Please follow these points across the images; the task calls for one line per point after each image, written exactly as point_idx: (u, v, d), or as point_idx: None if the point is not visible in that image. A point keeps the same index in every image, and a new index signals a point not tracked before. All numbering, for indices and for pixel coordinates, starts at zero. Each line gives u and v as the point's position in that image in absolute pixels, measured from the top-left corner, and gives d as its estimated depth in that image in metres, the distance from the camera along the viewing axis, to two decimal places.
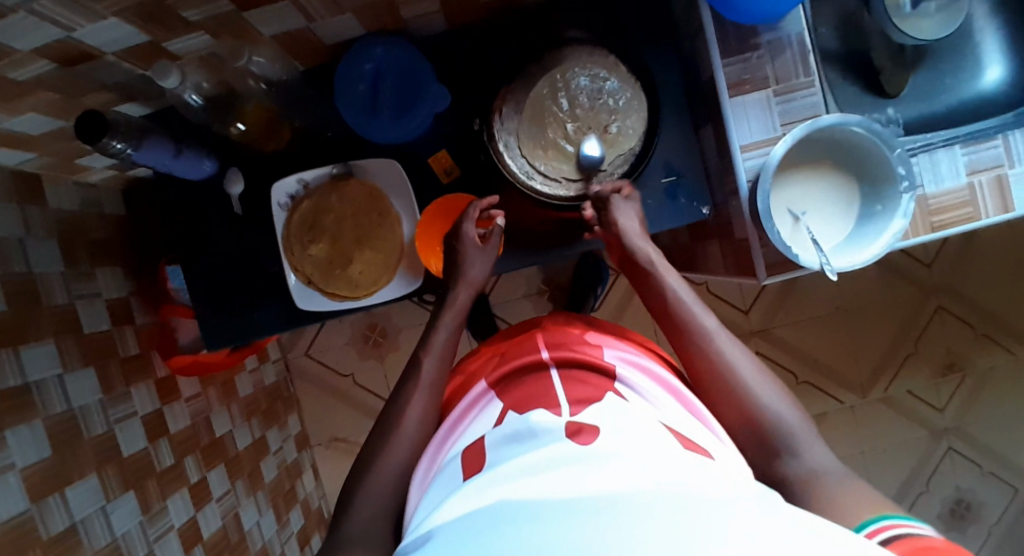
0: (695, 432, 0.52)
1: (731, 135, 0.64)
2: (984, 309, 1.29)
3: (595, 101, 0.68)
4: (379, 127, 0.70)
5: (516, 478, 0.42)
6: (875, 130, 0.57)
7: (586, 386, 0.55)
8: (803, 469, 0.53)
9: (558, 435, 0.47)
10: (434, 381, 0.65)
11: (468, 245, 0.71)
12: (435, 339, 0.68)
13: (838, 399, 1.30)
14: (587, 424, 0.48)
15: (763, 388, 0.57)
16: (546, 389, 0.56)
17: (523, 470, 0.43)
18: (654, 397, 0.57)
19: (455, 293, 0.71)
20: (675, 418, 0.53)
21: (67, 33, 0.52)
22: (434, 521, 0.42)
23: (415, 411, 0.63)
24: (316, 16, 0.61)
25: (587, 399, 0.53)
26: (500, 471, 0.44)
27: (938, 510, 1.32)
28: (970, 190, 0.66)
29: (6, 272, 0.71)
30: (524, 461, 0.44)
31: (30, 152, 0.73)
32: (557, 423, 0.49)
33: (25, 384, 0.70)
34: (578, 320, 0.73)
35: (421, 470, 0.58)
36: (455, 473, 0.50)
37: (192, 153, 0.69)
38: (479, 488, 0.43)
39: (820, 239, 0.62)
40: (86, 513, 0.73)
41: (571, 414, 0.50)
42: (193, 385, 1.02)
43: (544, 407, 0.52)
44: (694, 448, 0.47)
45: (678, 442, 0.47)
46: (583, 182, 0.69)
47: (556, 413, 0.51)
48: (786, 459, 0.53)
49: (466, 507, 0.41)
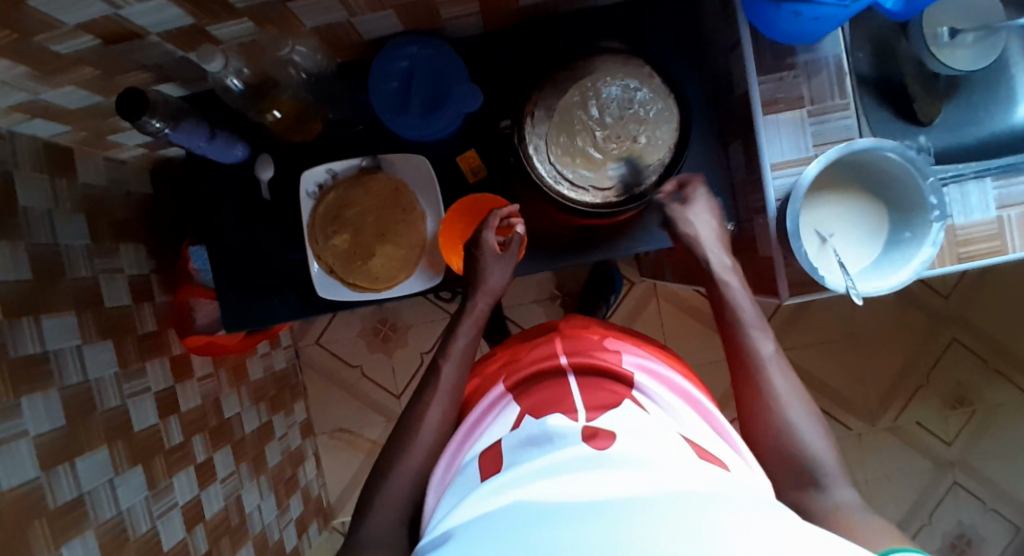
0: (712, 444, 0.51)
1: (762, 154, 0.64)
2: (998, 343, 1.28)
3: (626, 111, 0.68)
4: (409, 124, 0.70)
5: (532, 479, 0.43)
6: (909, 157, 0.57)
7: (606, 392, 0.56)
8: (820, 491, 0.52)
9: (574, 438, 0.47)
10: (453, 385, 0.66)
11: (488, 252, 0.71)
12: (455, 343, 0.69)
13: (845, 425, 1.29)
14: (602, 430, 0.48)
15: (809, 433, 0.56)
16: (565, 395, 0.56)
17: (540, 471, 0.43)
18: (672, 407, 0.57)
19: (474, 301, 0.71)
20: (693, 430, 0.53)
21: (114, 11, 0.53)
22: (450, 522, 0.42)
23: (432, 415, 0.63)
24: (357, 10, 0.62)
25: (605, 405, 0.53)
26: (517, 472, 0.44)
27: (939, 545, 1.30)
28: (998, 223, 0.66)
29: (33, 242, 0.72)
30: (541, 463, 0.44)
31: (65, 125, 0.74)
32: (573, 426, 0.49)
33: (43, 353, 0.71)
34: (595, 325, 0.73)
35: (438, 472, 0.59)
36: (471, 476, 0.50)
37: (226, 137, 0.69)
38: (495, 489, 0.43)
39: (846, 262, 0.62)
40: (94, 486, 0.74)
41: (588, 419, 0.50)
42: (205, 366, 1.03)
43: (562, 411, 0.53)
44: (708, 458, 0.47)
45: (694, 451, 0.47)
46: (612, 189, 0.69)
47: (573, 417, 0.51)
48: (802, 482, 0.53)
49: (484, 508, 0.41)
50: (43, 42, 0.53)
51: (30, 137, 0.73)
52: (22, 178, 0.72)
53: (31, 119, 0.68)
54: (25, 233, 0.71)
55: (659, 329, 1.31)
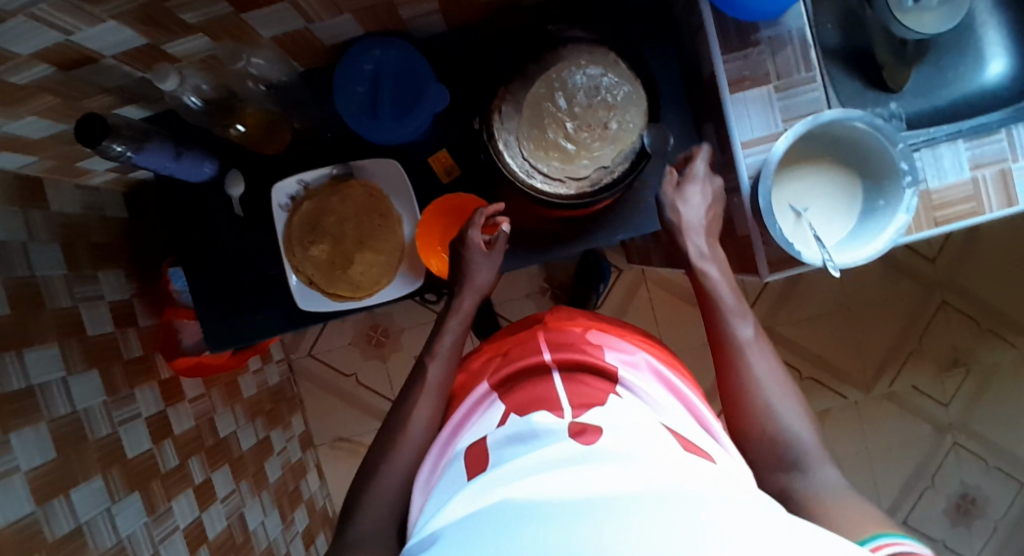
0: (698, 437, 0.52)
1: (732, 133, 0.64)
2: (988, 303, 1.28)
3: (595, 99, 0.67)
4: (378, 127, 0.70)
5: (517, 478, 0.43)
6: (877, 126, 0.57)
7: (585, 388, 0.56)
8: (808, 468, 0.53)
9: (560, 435, 0.47)
10: (440, 384, 0.66)
11: (474, 251, 0.70)
12: (440, 343, 0.69)
13: (842, 396, 1.30)
14: (590, 425, 0.48)
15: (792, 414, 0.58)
16: (548, 392, 0.56)
17: (524, 469, 0.43)
18: (655, 401, 0.57)
19: (461, 298, 0.71)
20: (678, 425, 0.54)
21: (66, 37, 0.52)
22: (438, 522, 0.42)
23: (421, 416, 0.63)
24: (314, 17, 0.61)
25: (587, 403, 0.52)
26: (502, 470, 0.44)
27: (943, 506, 1.32)
28: (973, 184, 0.66)
29: (9, 276, 0.71)
30: (526, 460, 0.44)
31: (31, 155, 0.73)
32: (560, 424, 0.49)
33: (29, 387, 0.70)
34: (580, 316, 0.73)
35: (424, 473, 0.59)
36: (458, 474, 0.50)
37: (193, 156, 0.69)
38: (480, 488, 0.43)
39: (823, 235, 0.62)
40: (92, 515, 0.73)
41: (572, 417, 0.50)
42: (197, 386, 1.02)
43: (547, 409, 0.52)
44: (695, 451, 0.47)
45: (679, 444, 0.47)
46: (585, 179, 0.69)
47: (559, 414, 0.51)
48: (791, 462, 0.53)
49: (468, 507, 0.41)
50: None
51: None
52: None
53: None
54: (0, 268, 0.70)
55: (651, 314, 1.31)
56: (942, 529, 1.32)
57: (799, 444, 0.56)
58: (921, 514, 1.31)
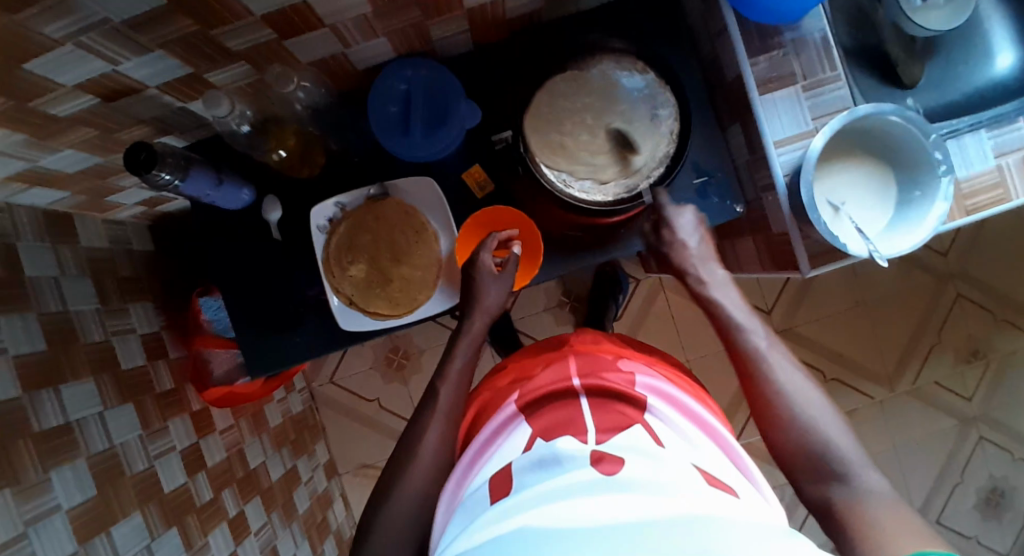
0: (723, 469, 0.52)
1: (763, 133, 0.65)
2: (1000, 291, 1.30)
3: (630, 113, 0.70)
4: (413, 145, 0.70)
5: (540, 503, 0.43)
6: (911, 118, 0.58)
7: (617, 414, 0.56)
8: (843, 483, 0.52)
9: (581, 463, 0.48)
10: (450, 408, 0.66)
11: (484, 273, 0.70)
12: (453, 366, 0.69)
13: (866, 394, 1.30)
14: (609, 454, 0.48)
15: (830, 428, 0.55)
16: (574, 418, 0.56)
17: (546, 495, 0.44)
18: (679, 426, 0.57)
19: (471, 320, 0.70)
20: (704, 455, 0.53)
21: (113, 67, 0.53)
22: (460, 548, 0.43)
23: (431, 438, 0.63)
24: (352, 40, 0.63)
25: (614, 428, 0.53)
26: (523, 496, 0.45)
27: (974, 501, 1.31)
28: (999, 171, 0.68)
29: (43, 311, 0.71)
30: (547, 487, 0.45)
31: (64, 190, 0.73)
32: (583, 451, 0.50)
33: (66, 424, 0.70)
34: (608, 344, 0.73)
35: (447, 494, 0.58)
36: (481, 499, 0.50)
37: (233, 181, 0.69)
38: (504, 514, 0.44)
39: (863, 226, 0.62)
40: (132, 553, 0.72)
41: (597, 443, 0.51)
42: (226, 418, 1.01)
43: (571, 435, 0.53)
44: (719, 485, 0.47)
45: (705, 479, 0.46)
46: (625, 184, 0.70)
47: (583, 440, 0.52)
48: (846, 482, 0.52)
49: (489, 534, 0.42)
50: (43, 106, 0.54)
51: (29, 207, 0.72)
52: (26, 248, 0.71)
53: (32, 187, 0.67)
54: (35, 304, 0.70)
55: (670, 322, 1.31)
56: (975, 524, 1.31)
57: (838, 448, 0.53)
58: (953, 510, 1.31)
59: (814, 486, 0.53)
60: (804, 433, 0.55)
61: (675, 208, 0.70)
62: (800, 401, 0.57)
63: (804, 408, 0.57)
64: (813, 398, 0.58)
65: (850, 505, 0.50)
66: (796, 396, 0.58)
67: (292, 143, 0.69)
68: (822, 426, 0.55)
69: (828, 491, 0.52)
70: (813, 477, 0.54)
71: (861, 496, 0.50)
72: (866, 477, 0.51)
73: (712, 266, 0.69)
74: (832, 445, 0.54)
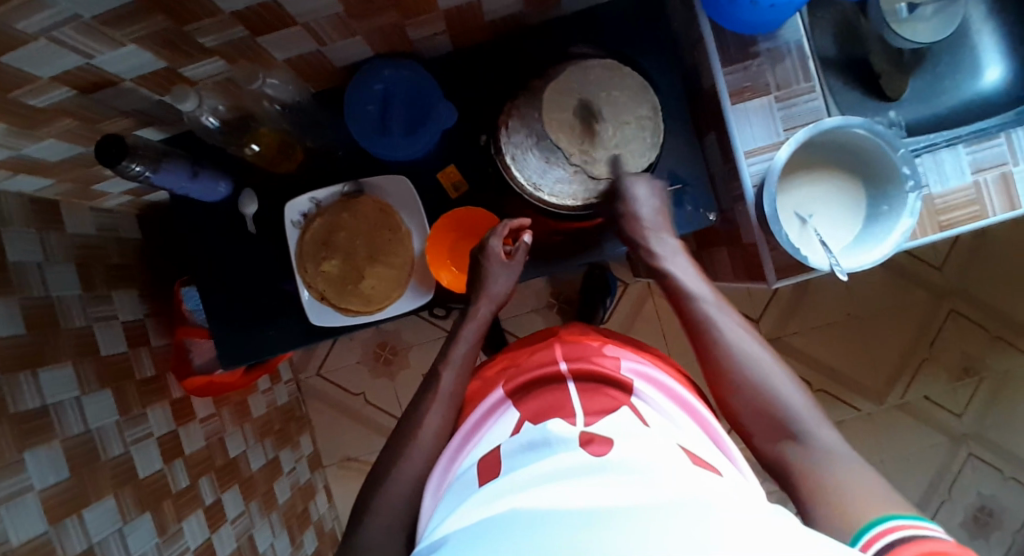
0: (707, 451, 0.51)
1: (735, 143, 0.65)
2: (994, 308, 1.28)
3: (601, 136, 0.68)
4: (391, 145, 0.71)
5: (527, 485, 0.41)
6: (878, 132, 0.58)
7: (604, 397, 0.55)
8: (798, 442, 0.53)
9: (571, 444, 0.46)
10: (452, 392, 0.65)
11: (493, 259, 0.70)
12: (456, 350, 0.69)
13: (854, 407, 1.29)
14: (599, 435, 0.47)
15: (786, 389, 0.56)
16: (563, 401, 0.55)
17: (536, 477, 0.42)
18: (668, 412, 0.57)
19: (477, 306, 0.71)
20: (688, 438, 0.52)
21: (88, 60, 0.54)
22: (445, 529, 0.41)
23: (433, 420, 0.63)
24: (327, 40, 0.64)
25: (603, 410, 0.52)
26: (511, 479, 0.43)
27: (961, 519, 1.30)
28: (975, 188, 0.67)
29: (26, 296, 0.73)
30: (538, 468, 0.43)
31: (49, 178, 0.75)
32: (573, 431, 0.49)
33: (43, 407, 0.71)
34: (592, 334, 0.71)
35: (435, 476, 0.58)
36: (469, 481, 0.49)
37: (209, 175, 0.70)
38: (490, 496, 0.42)
39: (828, 241, 0.62)
40: (104, 535, 0.74)
41: (585, 424, 0.50)
42: (207, 406, 1.02)
43: (560, 417, 0.52)
44: (704, 465, 0.46)
45: (689, 458, 0.46)
46: (595, 191, 0.69)
47: (572, 421, 0.51)
48: (800, 440, 0.53)
49: (475, 516, 0.40)
50: (19, 97, 0.55)
51: (16, 195, 0.74)
52: (11, 235, 0.72)
53: (16, 175, 0.69)
54: (19, 289, 0.72)
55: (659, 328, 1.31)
56: (961, 542, 1.29)
57: (793, 411, 0.54)
58: (939, 528, 1.29)
59: (769, 446, 0.55)
60: (756, 395, 0.56)
61: (631, 178, 0.68)
62: (755, 367, 0.58)
63: (761, 376, 0.57)
64: (766, 361, 0.58)
65: (808, 465, 0.51)
66: (747, 354, 0.59)
67: (267, 141, 0.70)
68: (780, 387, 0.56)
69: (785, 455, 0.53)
70: (766, 438, 0.55)
71: (818, 455, 0.51)
72: (821, 436, 0.52)
73: (664, 238, 0.68)
74: (787, 406, 0.55)
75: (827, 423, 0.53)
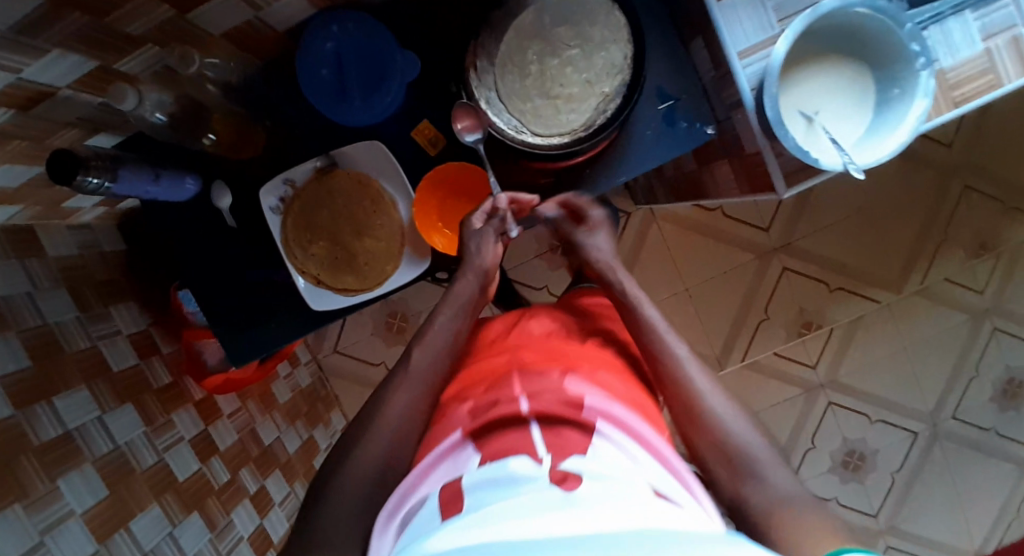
0: (676, 492, 0.44)
1: (726, 44, 0.59)
2: (1011, 177, 1.22)
3: (574, 60, 0.62)
4: (354, 111, 0.66)
5: (502, 517, 0.37)
6: (880, 8, 0.52)
7: (565, 436, 0.47)
8: (755, 481, 0.50)
9: (542, 482, 0.40)
10: (427, 373, 0.60)
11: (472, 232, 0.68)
12: (433, 329, 0.63)
13: (873, 300, 1.27)
14: (573, 471, 0.41)
15: (741, 427, 0.54)
16: (523, 444, 0.46)
17: (508, 511, 0.37)
18: (636, 450, 0.47)
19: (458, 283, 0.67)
20: (659, 479, 0.44)
21: (17, 74, 0.49)
22: None
23: (402, 400, 0.58)
24: (262, 5, 0.58)
25: (567, 453, 0.45)
26: (481, 513, 0.38)
27: (989, 393, 1.29)
28: (987, 56, 0.61)
29: (22, 329, 0.71)
30: (510, 503, 0.38)
31: (15, 205, 0.71)
32: (539, 472, 0.42)
33: (66, 433, 0.71)
34: (539, 342, 0.60)
35: (385, 511, 0.50)
36: (430, 517, 0.42)
37: (172, 174, 0.66)
38: (459, 528, 0.37)
39: (838, 136, 0.57)
40: (156, 541, 0.76)
41: (552, 464, 0.43)
42: (232, 402, 1.03)
43: (527, 456, 0.45)
44: (669, 498, 0.41)
45: (653, 488, 0.42)
46: (581, 124, 0.63)
47: (537, 461, 0.44)
48: (759, 481, 0.50)
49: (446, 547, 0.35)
50: None
51: None
52: None
53: None
54: (13, 323, 0.70)
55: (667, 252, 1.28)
56: (991, 416, 1.30)
57: (749, 447, 0.52)
58: (968, 406, 1.29)
59: (728, 486, 0.51)
60: (707, 423, 0.54)
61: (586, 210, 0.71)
62: (713, 401, 0.55)
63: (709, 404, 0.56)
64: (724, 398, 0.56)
65: (766, 508, 0.48)
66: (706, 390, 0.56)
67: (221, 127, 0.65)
68: (739, 437, 0.53)
69: (735, 489, 0.50)
70: (726, 476, 0.51)
71: (774, 497, 0.48)
72: (771, 480, 0.50)
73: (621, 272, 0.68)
74: (736, 441, 0.53)
75: (785, 470, 0.50)
